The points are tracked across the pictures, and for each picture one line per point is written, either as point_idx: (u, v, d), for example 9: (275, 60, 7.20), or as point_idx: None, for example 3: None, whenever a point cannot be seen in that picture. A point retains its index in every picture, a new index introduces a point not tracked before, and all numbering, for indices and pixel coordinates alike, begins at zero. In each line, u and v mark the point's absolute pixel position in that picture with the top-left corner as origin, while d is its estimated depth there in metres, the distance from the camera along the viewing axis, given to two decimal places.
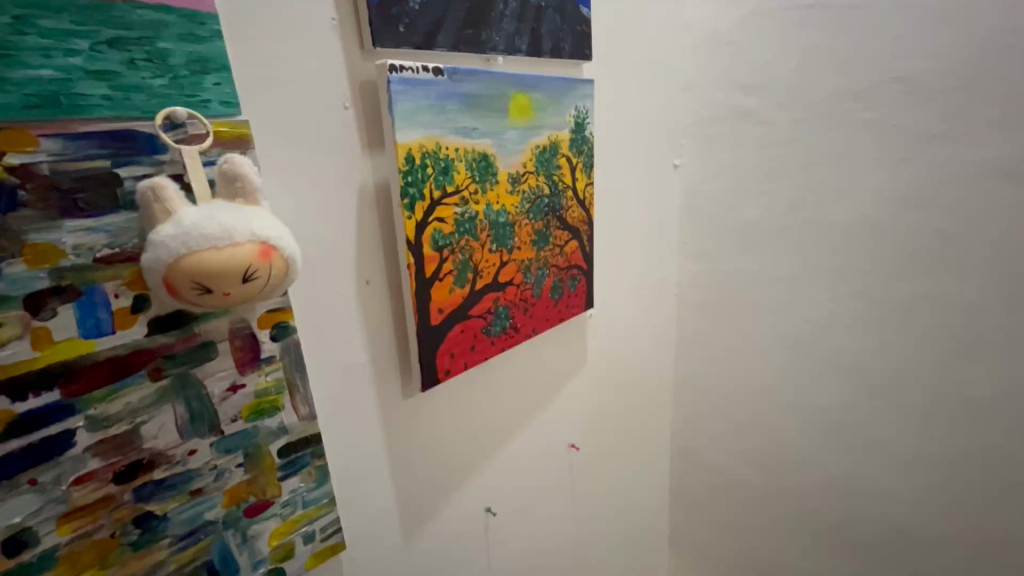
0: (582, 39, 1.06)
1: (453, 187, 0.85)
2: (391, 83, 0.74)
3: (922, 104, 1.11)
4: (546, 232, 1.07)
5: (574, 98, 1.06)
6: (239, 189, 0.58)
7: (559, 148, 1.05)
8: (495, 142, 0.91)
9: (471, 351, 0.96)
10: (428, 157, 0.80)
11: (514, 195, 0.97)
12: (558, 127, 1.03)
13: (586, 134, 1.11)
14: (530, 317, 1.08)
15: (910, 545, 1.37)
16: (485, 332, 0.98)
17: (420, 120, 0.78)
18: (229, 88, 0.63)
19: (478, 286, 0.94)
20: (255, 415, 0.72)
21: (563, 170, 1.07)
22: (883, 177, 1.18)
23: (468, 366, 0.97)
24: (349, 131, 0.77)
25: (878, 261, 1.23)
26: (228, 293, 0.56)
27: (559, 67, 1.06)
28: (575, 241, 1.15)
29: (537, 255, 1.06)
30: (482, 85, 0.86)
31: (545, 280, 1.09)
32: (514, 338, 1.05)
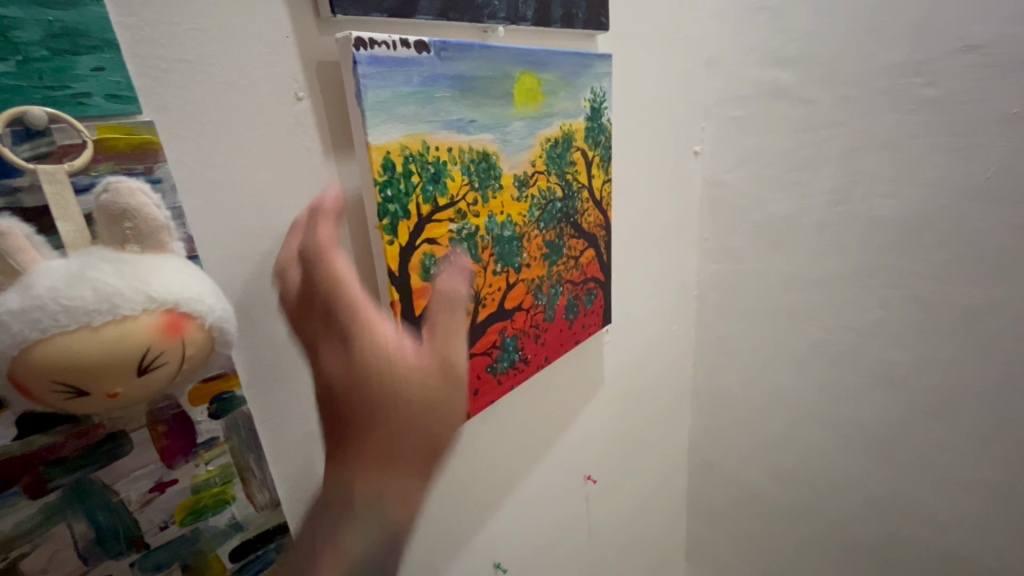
0: (599, 5, 0.86)
1: (446, 198, 0.66)
2: (358, 64, 0.54)
3: (1000, 78, 0.93)
4: (560, 242, 0.88)
5: (589, 78, 0.86)
6: (128, 230, 0.39)
7: (573, 140, 0.86)
8: (497, 137, 0.72)
9: (474, 396, 0.78)
10: (412, 163, 0.61)
11: (521, 203, 0.78)
12: (572, 114, 0.84)
13: (603, 121, 0.92)
14: (542, 345, 0.90)
15: (963, 571, 1.24)
16: (490, 371, 0.80)
17: (400, 114, 0.59)
18: (118, 75, 0.44)
19: (480, 318, 0.76)
20: (193, 516, 0.54)
21: (578, 166, 0.88)
22: (947, 165, 1.01)
23: (471, 413, 0.79)
24: (304, 130, 0.57)
25: (938, 262, 1.07)
26: (115, 392, 0.37)
27: (570, 39, 0.86)
28: (591, 250, 0.97)
29: (549, 271, 0.87)
30: (480, 64, 0.67)
31: (558, 300, 0.91)
32: (523, 373, 0.87)
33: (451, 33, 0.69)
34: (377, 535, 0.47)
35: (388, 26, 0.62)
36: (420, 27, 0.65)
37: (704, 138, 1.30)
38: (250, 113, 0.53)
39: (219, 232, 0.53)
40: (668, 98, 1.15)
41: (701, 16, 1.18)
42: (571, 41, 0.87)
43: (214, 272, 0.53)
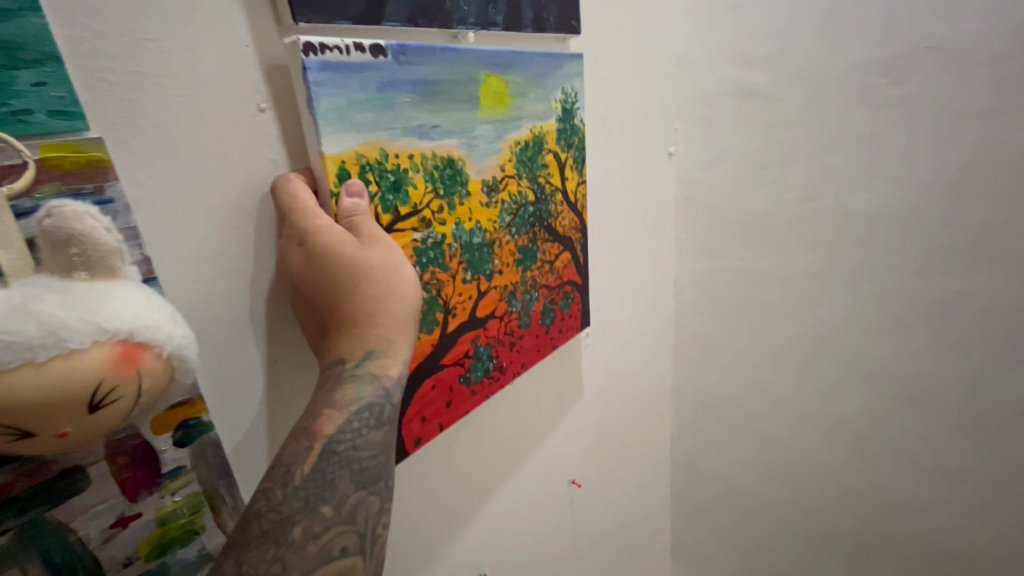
0: (570, 9, 0.86)
1: (408, 207, 0.64)
2: (307, 70, 0.52)
3: (960, 76, 0.96)
4: (534, 247, 0.87)
5: (559, 79, 0.85)
6: (76, 256, 0.36)
7: (545, 142, 0.85)
8: (463, 142, 0.70)
9: (448, 408, 0.77)
10: (369, 172, 0.59)
11: (490, 209, 0.77)
12: (543, 116, 0.83)
13: (576, 122, 0.91)
14: (519, 352, 0.89)
15: (937, 556, 1.28)
16: (463, 382, 0.79)
17: (356, 122, 0.57)
18: (61, 90, 0.41)
19: (450, 328, 0.74)
20: (159, 549, 0.52)
21: (550, 169, 0.88)
22: (913, 162, 1.04)
23: (444, 426, 0.78)
24: (268, 142, 0.55)
25: (906, 257, 1.10)
26: (63, 432, 0.35)
27: (543, 42, 0.85)
28: (568, 254, 0.97)
29: (522, 277, 0.86)
30: (442, 67, 0.66)
31: (533, 306, 0.90)
32: (499, 382, 0.86)
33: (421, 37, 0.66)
34: (371, 384, 0.50)
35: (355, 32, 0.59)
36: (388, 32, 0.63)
37: (677, 139, 1.30)
38: (208, 124, 0.50)
39: (181, 251, 0.50)
40: (640, 99, 1.15)
41: (673, 16, 1.18)
42: (544, 44, 0.85)
43: (175, 292, 0.51)
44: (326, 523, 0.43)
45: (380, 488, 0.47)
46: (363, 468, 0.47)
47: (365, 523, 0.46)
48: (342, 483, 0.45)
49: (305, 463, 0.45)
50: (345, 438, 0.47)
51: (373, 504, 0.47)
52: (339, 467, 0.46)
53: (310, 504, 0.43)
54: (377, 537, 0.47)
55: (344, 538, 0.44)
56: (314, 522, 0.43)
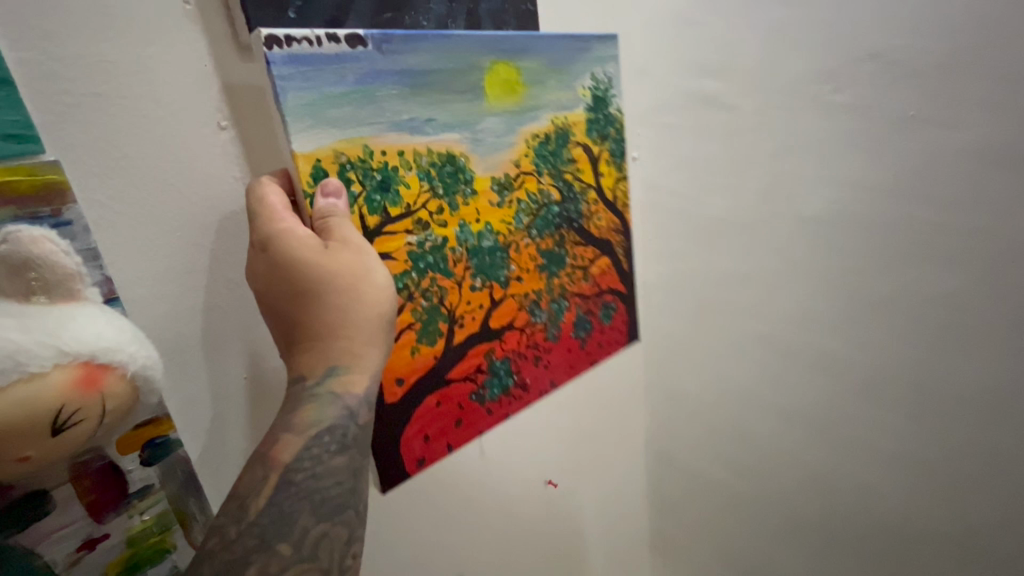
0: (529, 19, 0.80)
1: (399, 207, 0.64)
2: (271, 65, 0.52)
3: (898, 84, 1.02)
4: (561, 250, 0.86)
5: (585, 64, 0.85)
6: (34, 281, 0.37)
7: (569, 135, 0.84)
8: (465, 137, 0.70)
9: (456, 426, 0.76)
10: (351, 171, 0.59)
11: (503, 209, 0.76)
12: (564, 106, 0.83)
13: (610, 111, 0.90)
14: (545, 367, 0.87)
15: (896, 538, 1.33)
16: (474, 399, 0.77)
17: (330, 117, 0.57)
18: (14, 113, 0.41)
19: (456, 339, 0.73)
20: (129, 569, 0.51)
21: (580, 165, 0.87)
22: (859, 165, 1.09)
23: (451, 446, 0.76)
24: (230, 160, 0.55)
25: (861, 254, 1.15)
26: (24, 457, 0.35)
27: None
28: (603, 260, 0.96)
29: (548, 283, 0.85)
30: (435, 57, 0.65)
31: (562, 315, 0.89)
32: (518, 398, 0.84)
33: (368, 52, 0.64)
34: (332, 405, 0.49)
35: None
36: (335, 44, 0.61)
37: (640, 144, 1.31)
38: (168, 144, 0.51)
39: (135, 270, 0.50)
40: None
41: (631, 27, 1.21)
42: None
43: (138, 312, 0.51)
44: (285, 562, 0.42)
45: (348, 517, 0.47)
46: (326, 498, 0.47)
47: (330, 557, 0.45)
48: (301, 516, 0.45)
49: (263, 496, 0.45)
50: (304, 467, 0.47)
51: (338, 534, 0.46)
52: (297, 498, 0.45)
53: (266, 542, 0.42)
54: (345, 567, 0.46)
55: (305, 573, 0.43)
56: (271, 560, 0.42)
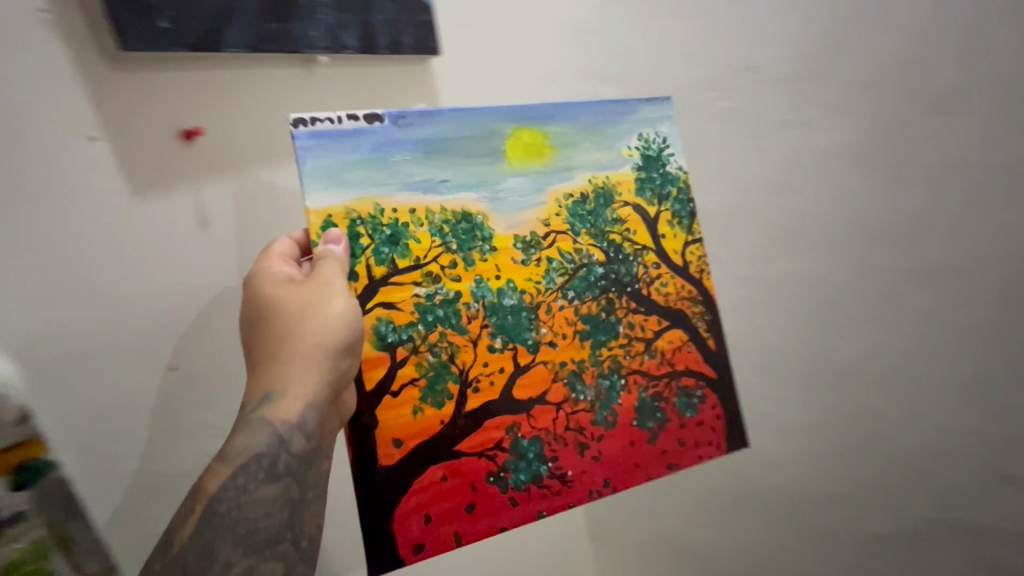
0: (429, 30, 0.72)
1: (408, 260, 0.62)
2: (295, 138, 0.58)
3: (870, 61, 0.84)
4: (610, 317, 0.72)
5: (633, 124, 0.76)
6: None
7: (614, 195, 0.74)
8: (485, 197, 0.66)
9: (467, 513, 0.61)
10: (361, 226, 0.59)
11: (529, 267, 0.68)
12: (608, 166, 0.74)
13: (669, 171, 0.77)
14: (598, 462, 0.69)
15: None
16: (492, 482, 0.63)
17: (345, 179, 0.59)
18: None
19: (470, 404, 0.63)
20: None
21: (632, 227, 0.74)
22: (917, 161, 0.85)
23: (460, 540, 0.61)
24: (189, 203, 0.64)
25: (914, 289, 0.83)
26: None
27: (421, 69, 0.75)
28: (677, 329, 0.76)
29: (593, 355, 0.71)
30: (453, 126, 0.65)
31: (619, 399, 0.72)
32: (553, 499, 0.66)
33: (298, 80, 0.68)
34: (262, 433, 0.45)
35: (201, 67, 0.63)
36: (213, 77, 0.64)
37: None
38: (80, 197, 0.59)
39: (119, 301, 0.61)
40: None
41: None
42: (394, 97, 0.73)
43: (110, 337, 0.61)
44: None
45: (280, 550, 0.43)
46: (251, 531, 0.42)
47: None
48: (224, 548, 0.41)
49: (188, 526, 0.42)
50: (229, 497, 0.43)
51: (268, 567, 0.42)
52: (218, 529, 0.42)
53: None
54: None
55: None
56: None
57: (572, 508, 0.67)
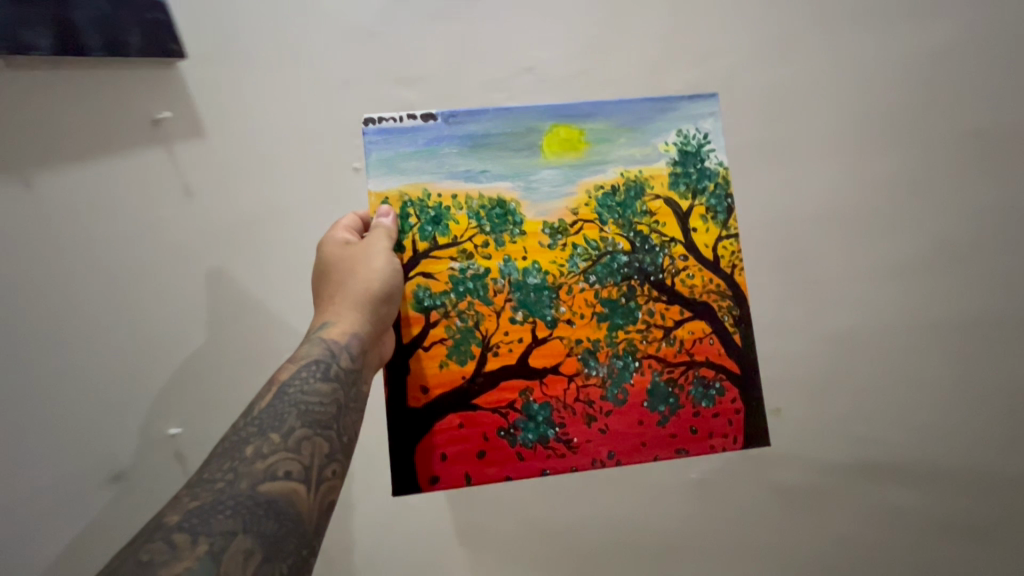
0: (161, 31, 0.68)
1: (447, 238, 0.71)
2: (366, 134, 0.71)
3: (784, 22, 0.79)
4: (630, 303, 0.74)
5: (670, 121, 0.76)
6: None
7: (646, 188, 0.75)
8: (520, 185, 0.73)
9: (478, 458, 0.69)
10: (411, 207, 0.71)
11: (555, 251, 0.73)
12: (642, 160, 0.76)
13: (707, 166, 0.76)
14: (607, 435, 0.71)
15: None
16: (503, 436, 0.70)
17: (403, 168, 0.72)
18: None
19: (488, 366, 0.70)
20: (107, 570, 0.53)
21: (661, 220, 0.75)
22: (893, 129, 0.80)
23: (470, 480, 0.69)
24: None
25: (998, 281, 0.78)
26: None
27: (162, 74, 0.69)
28: (699, 321, 0.75)
29: (609, 335, 0.73)
30: (496, 124, 0.74)
31: (631, 378, 0.73)
32: (558, 460, 0.70)
33: (21, 84, 0.66)
34: (318, 345, 0.53)
35: None
36: None
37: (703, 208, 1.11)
38: None
39: None
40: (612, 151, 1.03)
41: None
42: (133, 98, 0.68)
43: None
44: (273, 448, 0.44)
45: (329, 433, 0.46)
46: (312, 412, 0.47)
47: (313, 458, 0.45)
48: (290, 417, 0.46)
49: (262, 401, 0.47)
50: (296, 382, 0.48)
51: (321, 443, 0.46)
52: (288, 404, 0.47)
53: (261, 431, 0.45)
54: (326, 479, 0.45)
55: (288, 462, 0.44)
56: (262, 444, 0.44)
57: (575, 472, 0.70)
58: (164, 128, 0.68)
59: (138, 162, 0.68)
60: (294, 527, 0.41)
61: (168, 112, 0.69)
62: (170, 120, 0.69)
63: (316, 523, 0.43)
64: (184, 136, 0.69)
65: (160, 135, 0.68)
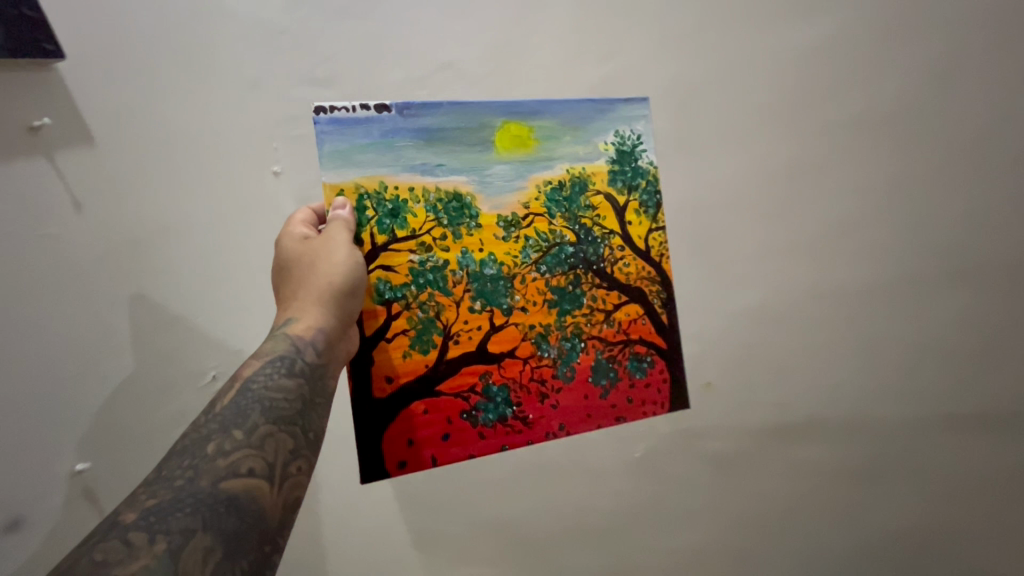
0: (31, 26, 0.58)
1: (405, 231, 0.71)
2: (317, 124, 0.69)
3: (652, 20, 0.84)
4: (577, 290, 0.78)
5: (608, 121, 0.81)
6: None
7: (589, 184, 0.80)
8: (473, 179, 0.74)
9: (443, 440, 0.71)
10: (367, 200, 0.70)
11: (509, 242, 0.75)
12: (585, 158, 0.80)
13: (640, 164, 0.82)
14: (558, 409, 0.76)
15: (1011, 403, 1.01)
16: (466, 417, 0.72)
17: (356, 160, 0.70)
18: None
19: (450, 354, 0.72)
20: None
21: (602, 214, 0.80)
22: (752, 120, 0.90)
23: (437, 462, 0.70)
24: None
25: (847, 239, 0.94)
26: None
27: (34, 78, 0.60)
28: (633, 305, 0.81)
29: (559, 321, 0.77)
30: (448, 117, 0.74)
31: (578, 358, 0.78)
32: (519, 435, 0.74)
33: None
34: (284, 340, 0.53)
35: None
36: None
37: None
38: None
39: None
40: None
41: None
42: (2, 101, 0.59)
43: None
44: (235, 444, 0.44)
45: (293, 429, 0.47)
46: (276, 407, 0.47)
47: (276, 453, 0.45)
48: (254, 413, 0.46)
49: (224, 398, 0.47)
50: (260, 378, 0.49)
51: (285, 439, 0.46)
52: (252, 400, 0.47)
53: (224, 428, 0.45)
54: (291, 474, 0.45)
55: (251, 458, 0.44)
56: (224, 441, 0.44)
57: (532, 446, 0.75)
58: (44, 137, 0.60)
59: (13, 176, 0.59)
60: (256, 522, 0.41)
61: (48, 117, 0.60)
62: (52, 128, 0.60)
63: (280, 518, 0.43)
64: (72, 143, 0.61)
65: (39, 143, 0.60)
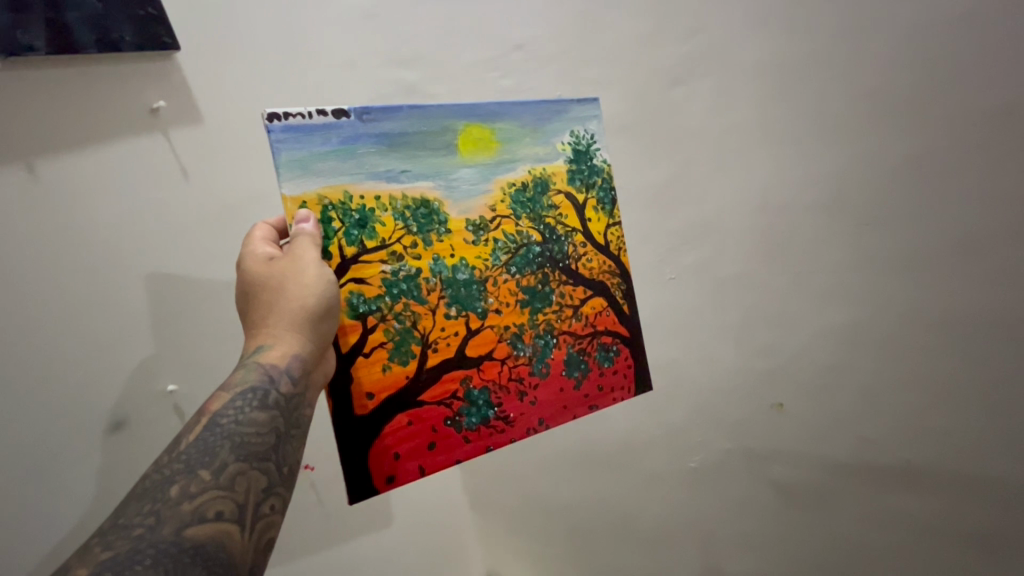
0: (153, 23, 0.64)
1: (375, 241, 0.66)
2: (271, 131, 0.62)
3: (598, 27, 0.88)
4: (546, 288, 0.76)
5: (564, 122, 0.79)
6: None
7: (550, 184, 0.77)
8: (439, 184, 0.70)
9: (429, 449, 0.68)
10: (332, 211, 0.64)
11: (479, 246, 0.72)
12: (544, 158, 0.77)
13: (595, 162, 0.81)
14: (535, 405, 0.74)
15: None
16: (449, 424, 0.69)
17: (318, 169, 0.64)
18: None
19: (429, 363, 0.68)
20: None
21: (565, 212, 0.78)
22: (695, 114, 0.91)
23: (425, 471, 0.67)
24: None
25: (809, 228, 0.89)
26: None
27: (117, 69, 0.65)
28: (597, 298, 0.80)
29: (531, 319, 0.75)
30: (410, 122, 0.69)
31: (552, 353, 0.76)
32: (502, 435, 0.72)
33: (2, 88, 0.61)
34: (255, 370, 0.49)
35: None
36: None
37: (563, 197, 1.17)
38: None
39: None
40: None
41: None
42: (128, 87, 0.65)
43: None
44: (204, 486, 0.40)
45: (267, 466, 0.44)
46: (248, 443, 0.44)
47: (247, 494, 0.42)
48: (223, 451, 0.42)
49: (190, 434, 0.44)
50: (230, 412, 0.45)
51: (257, 477, 0.43)
52: (221, 436, 0.43)
53: (189, 467, 0.41)
54: (263, 515, 0.42)
55: (220, 501, 0.40)
56: (190, 483, 0.40)
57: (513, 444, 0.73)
58: (162, 117, 0.67)
59: (130, 147, 0.66)
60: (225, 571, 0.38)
61: (162, 101, 0.67)
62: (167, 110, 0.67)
63: (249, 564, 0.40)
64: (185, 120, 0.68)
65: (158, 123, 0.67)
